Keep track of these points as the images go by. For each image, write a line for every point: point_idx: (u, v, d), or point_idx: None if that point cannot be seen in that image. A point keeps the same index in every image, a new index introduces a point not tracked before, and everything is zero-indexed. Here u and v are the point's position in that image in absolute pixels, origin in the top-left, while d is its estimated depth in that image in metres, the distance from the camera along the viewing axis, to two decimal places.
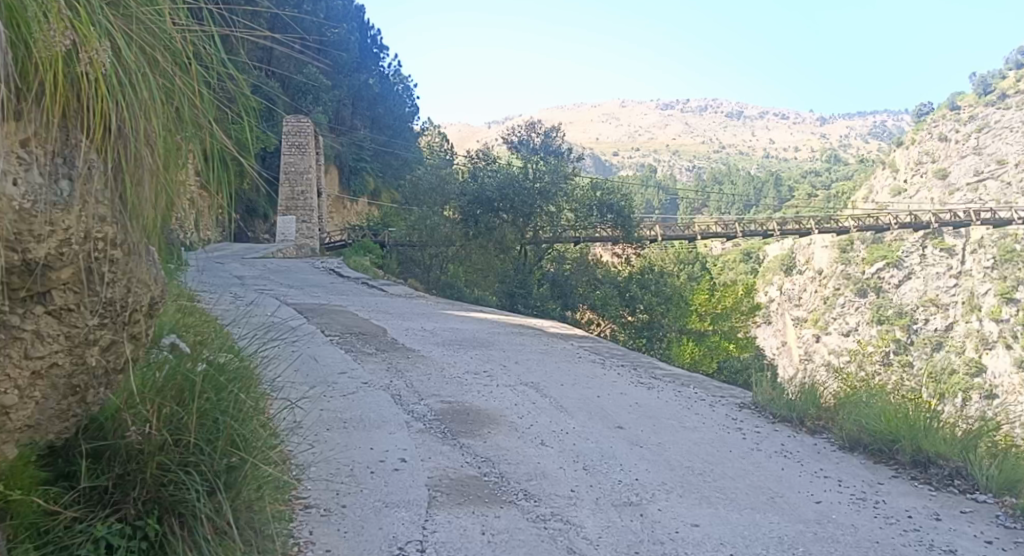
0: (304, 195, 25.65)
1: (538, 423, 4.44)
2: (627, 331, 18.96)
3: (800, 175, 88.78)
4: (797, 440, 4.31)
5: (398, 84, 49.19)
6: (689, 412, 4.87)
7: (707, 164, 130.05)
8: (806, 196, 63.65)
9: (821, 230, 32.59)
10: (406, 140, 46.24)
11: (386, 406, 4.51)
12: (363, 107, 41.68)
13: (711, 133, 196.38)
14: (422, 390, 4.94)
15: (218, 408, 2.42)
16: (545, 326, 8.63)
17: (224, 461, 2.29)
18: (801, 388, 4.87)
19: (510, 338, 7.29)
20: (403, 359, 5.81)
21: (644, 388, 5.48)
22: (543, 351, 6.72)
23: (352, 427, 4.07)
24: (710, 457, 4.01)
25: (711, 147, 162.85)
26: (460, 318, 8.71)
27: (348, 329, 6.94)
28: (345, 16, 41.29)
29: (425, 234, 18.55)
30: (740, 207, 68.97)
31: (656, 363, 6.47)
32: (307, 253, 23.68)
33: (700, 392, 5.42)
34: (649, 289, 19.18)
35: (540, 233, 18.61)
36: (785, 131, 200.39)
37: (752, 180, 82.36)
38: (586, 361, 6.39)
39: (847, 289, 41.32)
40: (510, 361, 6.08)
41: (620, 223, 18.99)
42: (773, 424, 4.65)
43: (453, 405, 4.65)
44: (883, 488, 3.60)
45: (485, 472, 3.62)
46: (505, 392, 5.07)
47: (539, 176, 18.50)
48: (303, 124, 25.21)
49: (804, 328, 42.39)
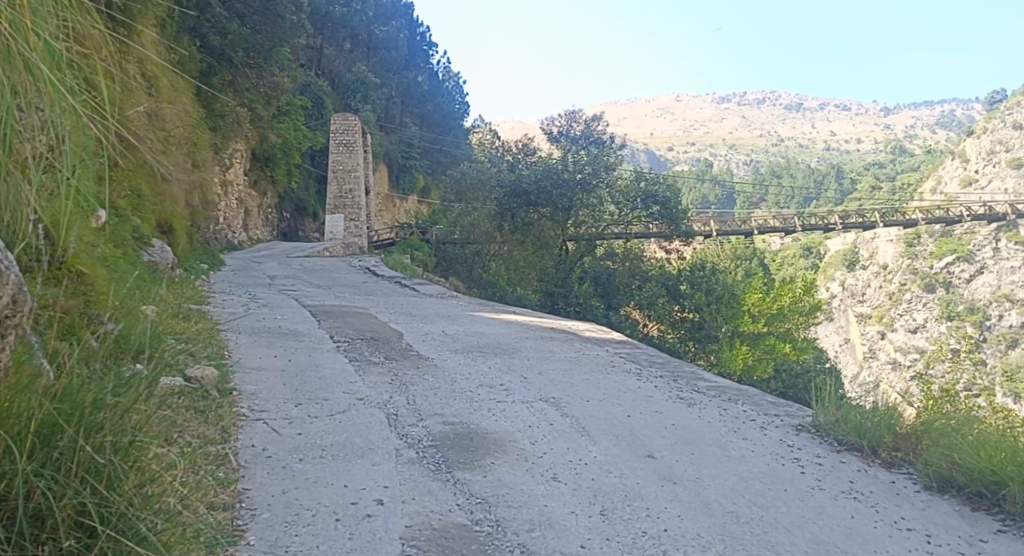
0: (351, 193, 25.35)
1: (553, 451, 3.76)
2: (676, 330, 17.86)
3: (863, 167, 85.18)
4: (869, 477, 3.51)
5: (448, 81, 48.91)
6: (734, 436, 4.10)
7: (766, 158, 126.30)
8: (870, 188, 60.60)
9: (887, 223, 30.80)
10: (456, 137, 46.05)
11: (377, 429, 3.88)
12: (411, 105, 41.61)
13: (770, 126, 190.90)
14: (423, 408, 4.29)
15: (108, 449, 1.84)
16: (581, 330, 7.88)
17: (83, 537, 1.66)
18: (872, 409, 4.04)
19: (537, 344, 6.62)
20: (411, 370, 5.16)
21: (683, 406, 4.73)
22: (571, 360, 5.99)
23: (331, 457, 3.46)
24: (760, 499, 3.25)
25: (770, 141, 158.15)
26: (488, 321, 8.04)
27: (360, 334, 6.36)
28: (395, 13, 41.18)
29: (468, 231, 19.30)
30: (800, 200, 66.11)
31: (700, 374, 5.69)
32: (353, 251, 23.40)
33: (749, 411, 4.63)
34: (699, 287, 17.96)
35: (583, 228, 18.11)
36: (847, 122, 193.11)
37: (813, 173, 79.07)
38: (619, 371, 5.65)
39: (914, 284, 38.96)
40: (532, 372, 5.41)
41: (666, 215, 18.09)
42: (837, 453, 3.83)
43: (455, 428, 4.00)
44: (987, 550, 2.79)
45: (478, 519, 2.95)
46: (520, 411, 4.39)
47: (579, 165, 17.81)
48: (351, 122, 25.08)
49: (868, 325, 40.46)
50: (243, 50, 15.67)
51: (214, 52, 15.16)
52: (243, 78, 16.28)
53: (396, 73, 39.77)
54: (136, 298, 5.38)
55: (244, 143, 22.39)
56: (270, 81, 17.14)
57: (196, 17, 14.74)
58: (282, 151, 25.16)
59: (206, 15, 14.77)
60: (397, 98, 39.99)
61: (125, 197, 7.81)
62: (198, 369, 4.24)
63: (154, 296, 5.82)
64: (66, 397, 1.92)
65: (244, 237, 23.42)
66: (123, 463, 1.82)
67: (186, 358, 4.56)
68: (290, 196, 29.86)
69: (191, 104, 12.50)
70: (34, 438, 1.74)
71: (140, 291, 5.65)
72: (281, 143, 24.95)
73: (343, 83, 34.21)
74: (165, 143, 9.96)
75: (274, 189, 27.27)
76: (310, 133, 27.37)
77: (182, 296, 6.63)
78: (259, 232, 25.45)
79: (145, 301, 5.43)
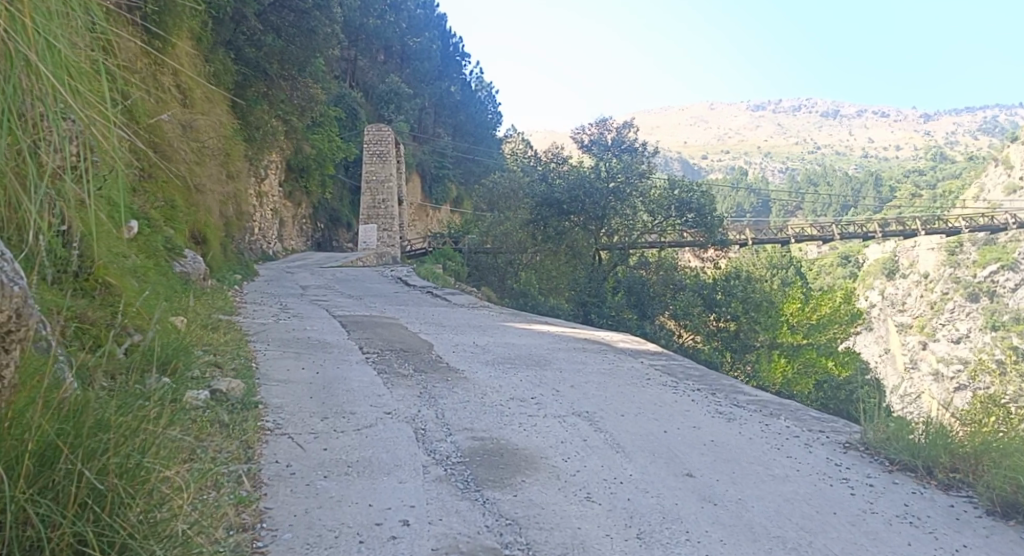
0: (384, 203, 25.42)
1: (587, 469, 3.60)
2: (713, 339, 17.73)
3: (903, 173, 83.50)
4: (926, 500, 3.28)
5: (481, 91, 49.04)
6: (779, 454, 3.90)
7: (802, 165, 124.48)
8: (910, 196, 59.20)
9: (929, 231, 30.01)
10: (488, 147, 46.14)
11: (404, 445, 3.76)
12: (444, 115, 41.75)
13: (806, 133, 188.20)
14: (452, 422, 4.17)
15: (113, 470, 1.80)
16: (615, 341, 7.69)
17: None
18: (926, 427, 3.80)
19: (570, 355, 6.45)
20: (441, 383, 5.04)
21: (723, 421, 4.53)
22: (605, 372, 5.81)
23: (357, 474, 3.34)
24: (807, 523, 3.05)
25: (806, 148, 155.95)
26: (520, 332, 7.89)
27: (390, 345, 6.26)
28: (427, 24, 41.40)
29: (502, 240, 19.19)
30: (836, 208, 64.84)
31: (739, 387, 5.48)
32: (386, 260, 23.49)
33: (793, 427, 4.42)
34: (736, 296, 17.60)
35: (615, 237, 17.82)
36: (885, 128, 189.69)
37: (850, 181, 77.57)
38: (655, 385, 5.46)
39: (957, 293, 37.96)
40: (564, 385, 5.25)
41: (701, 223, 17.57)
42: (889, 474, 3.61)
43: (485, 443, 3.86)
44: None
45: (507, 542, 2.80)
46: (552, 426, 4.24)
47: (612, 173, 17.48)
48: (384, 133, 25.32)
49: (908, 334, 39.54)
50: (278, 62, 15.81)
51: (249, 63, 15.32)
52: (278, 89, 16.42)
53: (429, 84, 39.97)
54: (163, 308, 5.37)
55: (278, 154, 22.61)
56: (304, 92, 17.28)
57: (232, 29, 14.91)
58: (316, 162, 25.35)
59: (242, 28, 14.92)
60: (430, 108, 40.18)
61: (157, 207, 7.88)
62: (224, 381, 4.21)
63: (182, 307, 5.82)
64: (72, 415, 1.89)
65: (279, 247, 23.66)
66: (128, 487, 1.78)
67: (212, 371, 4.56)
68: (325, 206, 30.12)
69: (225, 116, 12.63)
70: (36, 461, 1.71)
71: (171, 303, 5.67)
72: (316, 154, 25.16)
73: (377, 94, 34.46)
74: (199, 154, 10.04)
75: (309, 200, 27.52)
76: (343, 144, 27.58)
77: (211, 307, 6.65)
78: (293, 242, 25.68)
79: (173, 311, 5.42)
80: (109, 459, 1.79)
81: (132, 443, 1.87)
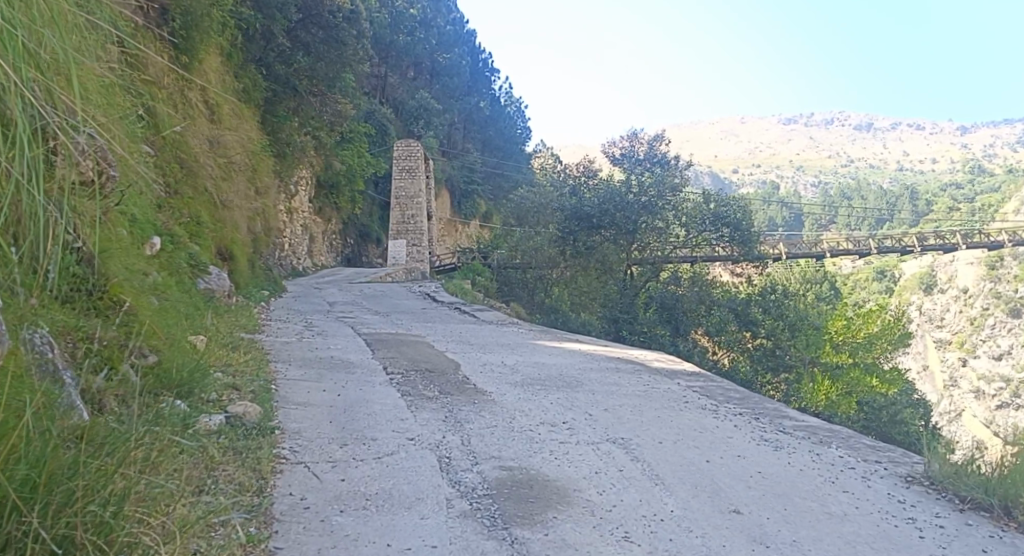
0: (414, 218, 25.37)
1: (624, 504, 3.31)
2: (750, 358, 17.26)
3: (939, 186, 81.72)
4: (1008, 548, 2.93)
5: (510, 106, 49.08)
6: (833, 488, 3.57)
7: (835, 179, 122.63)
8: (948, 210, 57.81)
9: (970, 245, 29.06)
10: (518, 162, 46.14)
11: (427, 475, 3.51)
12: (473, 130, 41.79)
13: (838, 146, 185.50)
14: (479, 450, 3.90)
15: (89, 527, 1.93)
16: (649, 360, 7.38)
17: None
18: (1006, 464, 3.42)
19: (603, 376, 6.15)
20: (467, 406, 4.79)
21: (769, 450, 4.20)
22: (641, 395, 5.50)
23: (375, 509, 3.10)
24: None
25: (838, 161, 153.65)
26: (549, 350, 7.62)
27: (414, 365, 6.03)
28: (457, 40, 41.54)
29: (531, 255, 19.08)
30: (871, 222, 63.55)
31: (784, 412, 5.13)
32: (416, 275, 23.40)
33: (847, 457, 4.07)
34: (770, 311, 17.31)
35: (647, 252, 17.46)
36: (919, 141, 186.33)
37: (885, 195, 76.07)
38: (693, 409, 5.14)
39: (998, 308, 36.83)
40: (598, 409, 4.96)
41: (738, 238, 17.29)
42: (960, 513, 3.27)
43: (513, 473, 3.60)
44: None
45: None
46: (585, 454, 3.96)
47: (643, 187, 17.18)
48: (413, 148, 25.35)
49: (947, 351, 38.48)
50: (307, 78, 15.88)
51: (278, 80, 15.38)
52: (308, 106, 16.47)
53: (458, 99, 40.09)
54: (184, 326, 5.26)
55: (309, 170, 22.71)
56: (333, 108, 17.33)
57: (262, 47, 14.97)
58: (346, 177, 25.42)
59: (272, 45, 14.97)
60: (459, 124, 40.30)
61: (183, 223, 7.82)
62: (240, 405, 4.03)
63: (203, 326, 5.71)
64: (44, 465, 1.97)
65: (309, 263, 23.70)
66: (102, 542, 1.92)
67: (229, 395, 4.40)
68: (354, 222, 30.20)
69: (255, 133, 12.69)
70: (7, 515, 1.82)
71: (193, 322, 5.55)
72: (346, 170, 25.22)
73: (406, 110, 34.58)
74: (225, 170, 10.02)
75: (338, 215, 27.59)
76: (373, 160, 27.65)
77: (233, 325, 6.52)
78: (323, 258, 25.75)
79: (193, 330, 5.29)
80: (86, 506, 1.93)
81: (102, 495, 2.00)
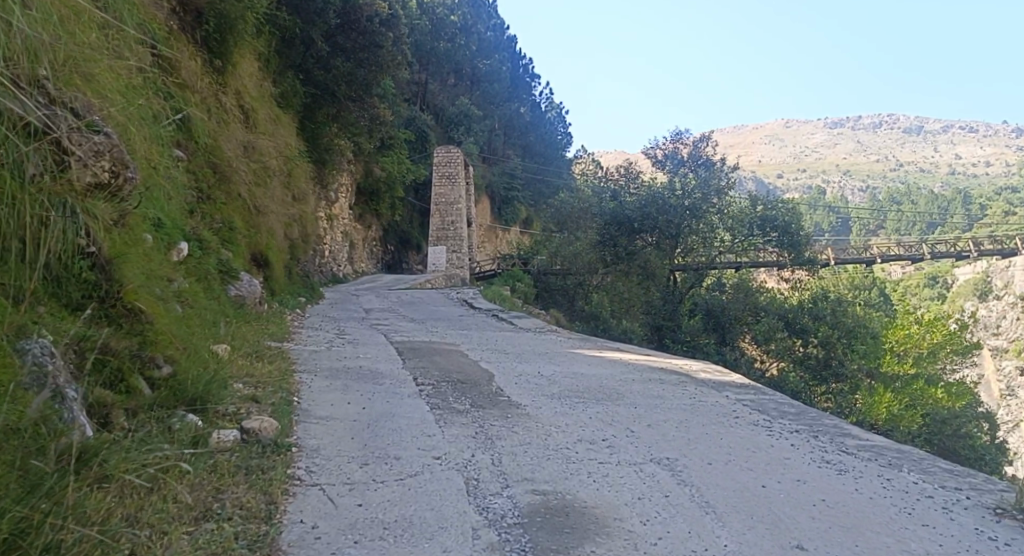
0: (454, 225, 25.17)
1: (670, 535, 2.96)
2: (801, 366, 16.55)
3: (995, 190, 78.58)
4: None
5: (551, 112, 48.80)
6: (909, 521, 3.16)
7: (885, 182, 119.18)
8: (1004, 213, 55.41)
9: None
10: (558, 167, 45.79)
11: (452, 500, 3.20)
12: (513, 137, 41.57)
13: (887, 150, 180.66)
14: (510, 471, 3.58)
15: None
16: (696, 371, 6.94)
17: None
18: None
19: (645, 389, 5.75)
20: (499, 422, 4.47)
21: (832, 474, 3.79)
22: (687, 410, 5.10)
23: (390, 541, 2.79)
24: None
25: (887, 165, 149.60)
26: (590, 359, 7.25)
27: (446, 376, 5.73)
28: (497, 46, 41.36)
29: (570, 261, 18.96)
30: (923, 227, 61.41)
31: (845, 431, 4.67)
32: (457, 282, 23.13)
33: (922, 484, 3.63)
34: (823, 319, 16.58)
35: (691, 257, 16.92)
36: (972, 143, 180.28)
37: (937, 199, 73.48)
38: (745, 426, 4.72)
39: None
40: (641, 425, 4.59)
41: (786, 243, 16.50)
42: None
43: (547, 499, 3.27)
44: None
45: None
46: (629, 476, 3.61)
47: (687, 190, 16.52)
48: (453, 154, 25.25)
49: (1005, 360, 36.73)
50: (346, 84, 15.73)
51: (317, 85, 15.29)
52: (347, 111, 16.35)
53: (498, 106, 39.92)
54: (206, 333, 5.09)
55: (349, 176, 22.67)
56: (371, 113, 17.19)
57: (302, 52, 14.92)
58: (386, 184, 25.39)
59: (311, 51, 14.95)
60: (499, 130, 40.14)
61: (215, 228, 7.70)
62: (255, 419, 3.77)
63: (228, 334, 5.52)
64: None
65: (349, 270, 23.59)
66: None
67: (247, 407, 4.16)
68: (394, 229, 30.18)
69: (290, 139, 12.54)
70: None
71: (216, 330, 5.35)
72: (386, 176, 25.13)
73: (447, 116, 34.50)
74: (260, 176, 9.91)
75: (379, 222, 27.54)
76: (412, 166, 27.59)
77: (261, 333, 6.35)
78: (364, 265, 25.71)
79: (217, 340, 5.11)
80: None
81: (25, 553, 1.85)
